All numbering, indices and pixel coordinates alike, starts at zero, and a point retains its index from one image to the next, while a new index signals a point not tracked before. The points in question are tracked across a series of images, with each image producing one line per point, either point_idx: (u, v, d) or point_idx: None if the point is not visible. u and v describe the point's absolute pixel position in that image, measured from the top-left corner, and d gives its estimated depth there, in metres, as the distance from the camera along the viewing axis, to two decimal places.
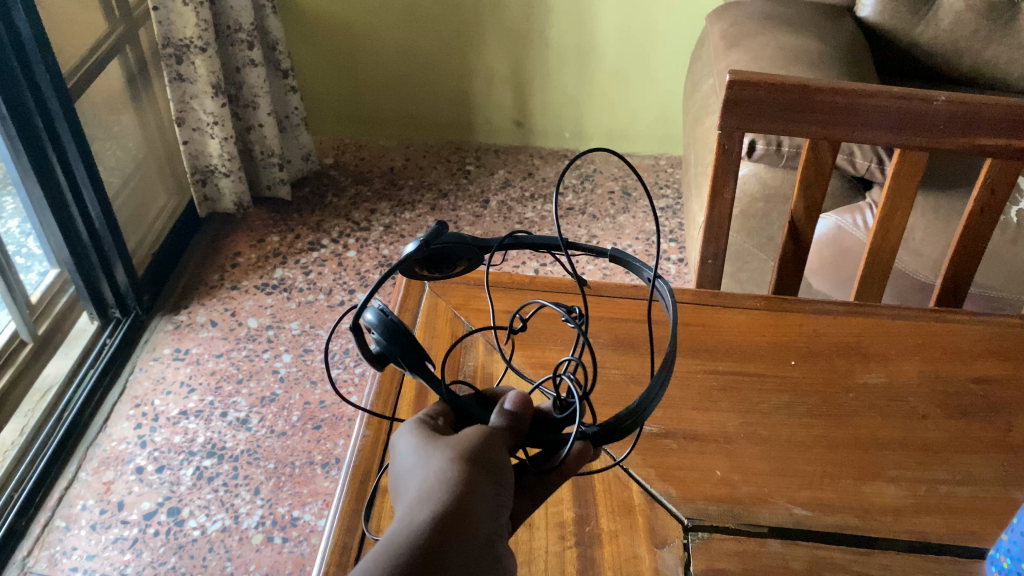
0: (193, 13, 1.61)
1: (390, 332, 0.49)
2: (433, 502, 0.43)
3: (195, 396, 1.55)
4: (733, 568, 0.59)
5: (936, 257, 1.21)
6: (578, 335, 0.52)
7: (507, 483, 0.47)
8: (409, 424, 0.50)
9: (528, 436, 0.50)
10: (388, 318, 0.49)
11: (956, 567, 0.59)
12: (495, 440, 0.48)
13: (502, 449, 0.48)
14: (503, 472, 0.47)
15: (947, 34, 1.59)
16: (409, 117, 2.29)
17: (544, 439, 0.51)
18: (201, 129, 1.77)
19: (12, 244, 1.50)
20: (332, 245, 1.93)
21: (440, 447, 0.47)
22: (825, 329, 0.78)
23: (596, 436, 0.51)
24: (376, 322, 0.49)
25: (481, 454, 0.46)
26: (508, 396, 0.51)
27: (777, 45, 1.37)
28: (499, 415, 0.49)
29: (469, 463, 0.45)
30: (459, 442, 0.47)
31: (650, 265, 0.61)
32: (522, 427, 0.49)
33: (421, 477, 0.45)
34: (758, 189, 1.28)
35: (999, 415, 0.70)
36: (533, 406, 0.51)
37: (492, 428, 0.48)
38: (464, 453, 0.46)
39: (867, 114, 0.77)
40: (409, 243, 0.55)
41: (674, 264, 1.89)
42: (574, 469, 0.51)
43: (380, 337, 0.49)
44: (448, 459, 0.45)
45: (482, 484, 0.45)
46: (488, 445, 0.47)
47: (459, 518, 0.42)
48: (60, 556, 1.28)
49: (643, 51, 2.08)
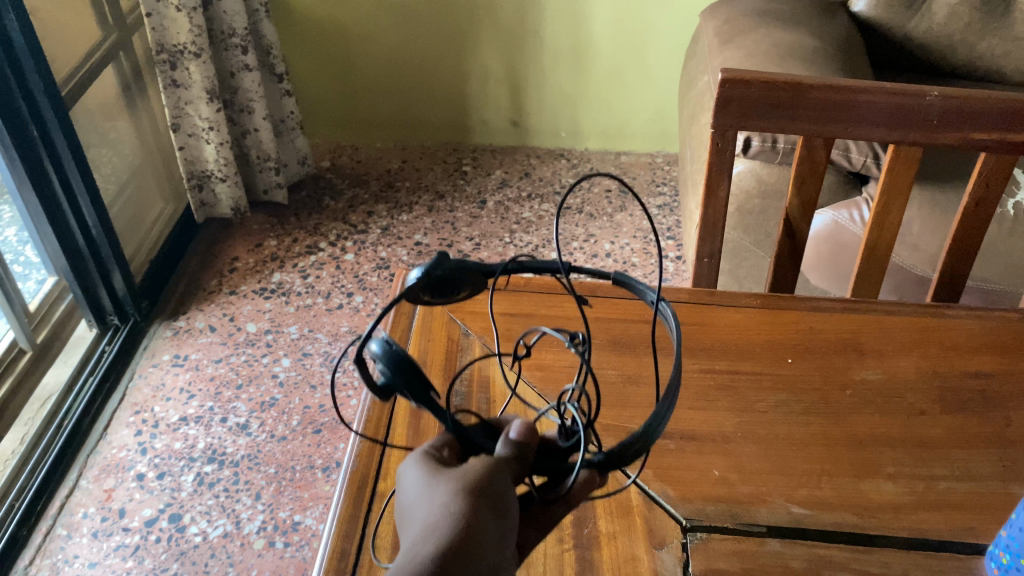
0: (186, 19, 1.60)
1: (396, 362, 0.46)
2: (435, 539, 0.43)
3: (195, 401, 1.55)
4: (732, 568, 0.59)
5: (933, 251, 1.21)
6: (580, 363, 0.51)
7: (513, 510, 0.46)
8: (413, 456, 0.48)
9: (534, 466, 0.49)
10: (394, 347, 0.47)
11: (956, 563, 0.59)
12: (500, 469, 0.47)
13: (507, 479, 0.46)
14: (508, 501, 0.46)
15: (941, 27, 1.59)
16: (405, 119, 2.29)
17: (550, 467, 0.50)
18: (196, 134, 1.77)
19: (10, 252, 1.51)
20: (329, 248, 1.93)
21: (444, 479, 0.46)
22: (821, 326, 0.78)
23: (602, 465, 0.50)
24: (379, 353, 0.47)
25: (486, 486, 0.45)
26: (513, 424, 0.49)
27: (770, 42, 1.37)
28: (504, 445, 0.48)
29: (474, 495, 0.44)
30: (464, 473, 0.46)
31: (654, 287, 0.58)
32: (527, 457, 0.48)
33: (426, 510, 0.45)
34: (753, 185, 1.28)
35: (997, 410, 0.70)
36: (537, 436, 0.49)
37: (496, 459, 0.47)
38: (468, 485, 0.45)
39: (860, 111, 0.77)
40: (413, 271, 0.53)
41: (671, 261, 1.89)
42: (580, 498, 0.50)
43: (385, 369, 0.47)
44: (451, 493, 0.45)
45: (486, 516, 0.44)
46: (493, 475, 0.46)
47: (464, 553, 0.42)
48: (61, 564, 1.28)
49: (638, 50, 2.08)
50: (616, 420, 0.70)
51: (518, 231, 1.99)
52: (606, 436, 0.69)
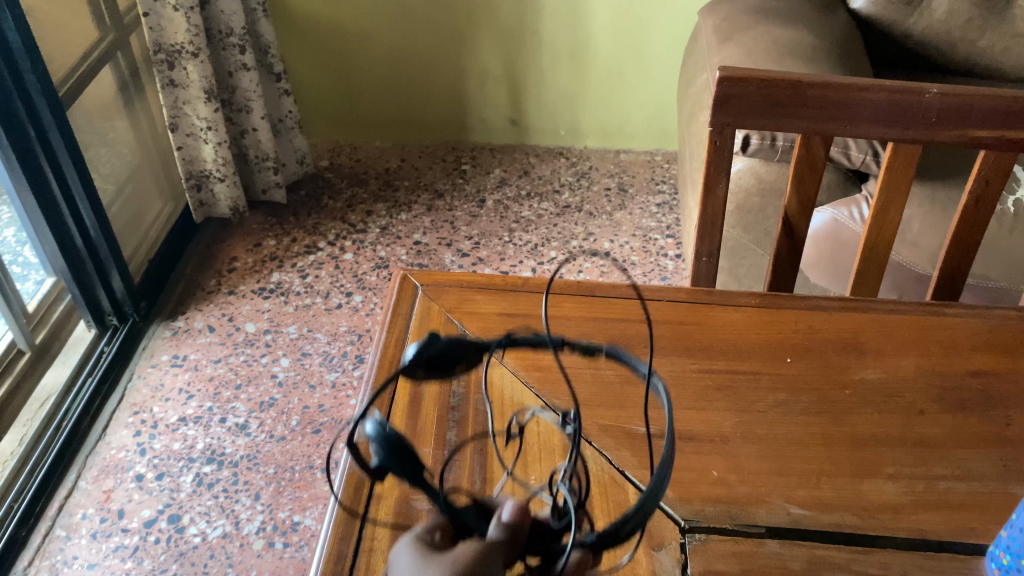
0: (184, 19, 1.60)
1: (387, 442, 0.48)
2: None
3: (194, 402, 1.55)
4: (730, 570, 0.58)
5: (933, 249, 1.20)
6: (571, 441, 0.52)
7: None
8: (404, 540, 0.46)
9: (525, 546, 0.48)
10: (385, 427, 0.48)
11: (956, 564, 0.59)
12: (492, 553, 0.45)
13: (499, 564, 0.45)
14: None
15: (941, 24, 1.58)
16: (404, 117, 2.28)
17: (540, 550, 0.49)
18: (194, 134, 1.77)
19: (7, 253, 1.51)
20: (328, 247, 1.93)
21: (435, 565, 0.44)
22: (820, 325, 0.78)
23: (594, 545, 0.48)
24: (373, 433, 0.48)
25: (479, 571, 0.43)
26: (506, 504, 0.48)
27: (769, 39, 1.37)
28: (496, 526, 0.47)
29: None
30: (454, 558, 0.44)
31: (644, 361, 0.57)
32: (520, 537, 0.47)
33: None
34: (753, 183, 1.27)
35: (997, 409, 0.70)
36: (529, 514, 0.48)
37: (488, 543, 0.45)
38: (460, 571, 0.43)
39: (859, 109, 0.77)
40: (407, 351, 0.55)
41: (671, 260, 1.89)
42: None
43: (377, 450, 0.48)
44: None
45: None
46: (484, 560, 0.44)
47: None
48: (60, 565, 1.27)
49: (637, 48, 2.07)
50: (615, 421, 0.70)
51: (518, 230, 1.99)
52: (604, 437, 0.69)
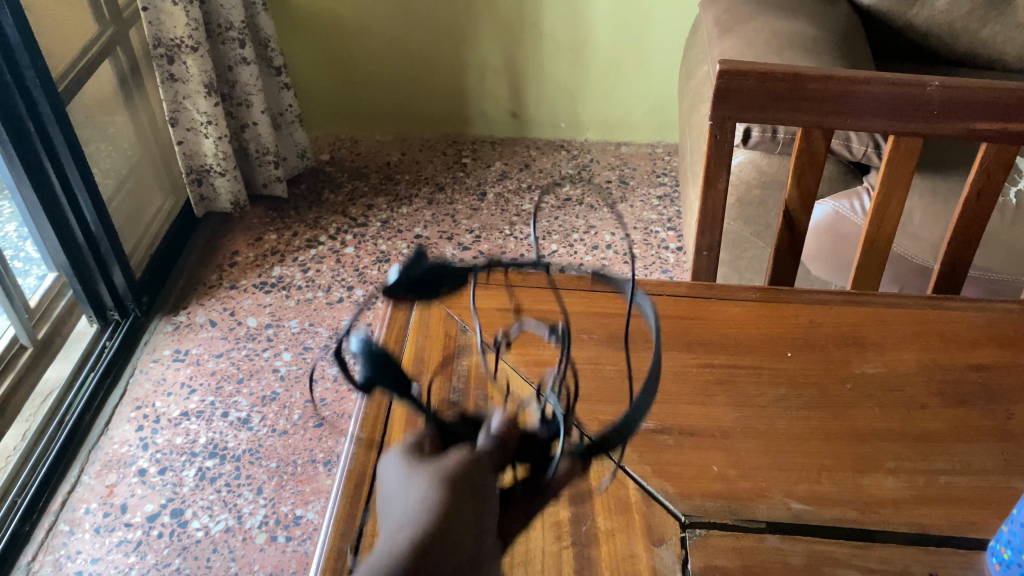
0: (183, 13, 1.59)
1: (368, 351, 0.52)
2: (412, 526, 0.41)
3: (195, 396, 1.55)
4: (731, 565, 0.58)
5: (935, 241, 1.20)
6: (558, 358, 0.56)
7: (491, 499, 0.46)
8: (396, 453, 0.48)
9: (515, 454, 0.50)
10: (368, 343, 0.52)
11: (957, 558, 0.59)
12: (478, 458, 0.47)
13: (488, 471, 0.47)
14: (487, 491, 0.46)
15: (943, 15, 1.57)
16: (404, 111, 2.28)
17: (529, 455, 0.52)
18: (194, 129, 1.76)
19: (10, 248, 1.50)
20: (329, 242, 1.93)
21: (423, 471, 0.45)
22: (820, 319, 0.78)
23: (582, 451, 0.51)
24: (358, 350, 0.52)
25: (467, 476, 0.45)
26: (495, 419, 0.50)
27: (770, 31, 1.36)
28: (485, 437, 0.49)
29: (453, 486, 0.44)
30: (444, 467, 0.45)
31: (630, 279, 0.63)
32: (509, 449, 0.49)
33: (402, 502, 0.44)
34: (754, 176, 1.27)
35: (998, 403, 0.70)
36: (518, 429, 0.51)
37: (478, 451, 0.48)
38: (448, 477, 0.44)
39: (861, 102, 0.76)
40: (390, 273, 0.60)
41: (673, 253, 1.89)
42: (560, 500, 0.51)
43: (363, 367, 0.52)
44: (430, 484, 0.44)
45: (465, 508, 0.43)
46: (473, 469, 0.46)
47: (442, 541, 0.40)
48: (64, 560, 1.28)
49: (638, 40, 2.06)
50: (616, 416, 0.70)
51: (519, 223, 1.99)
52: (604, 432, 0.68)
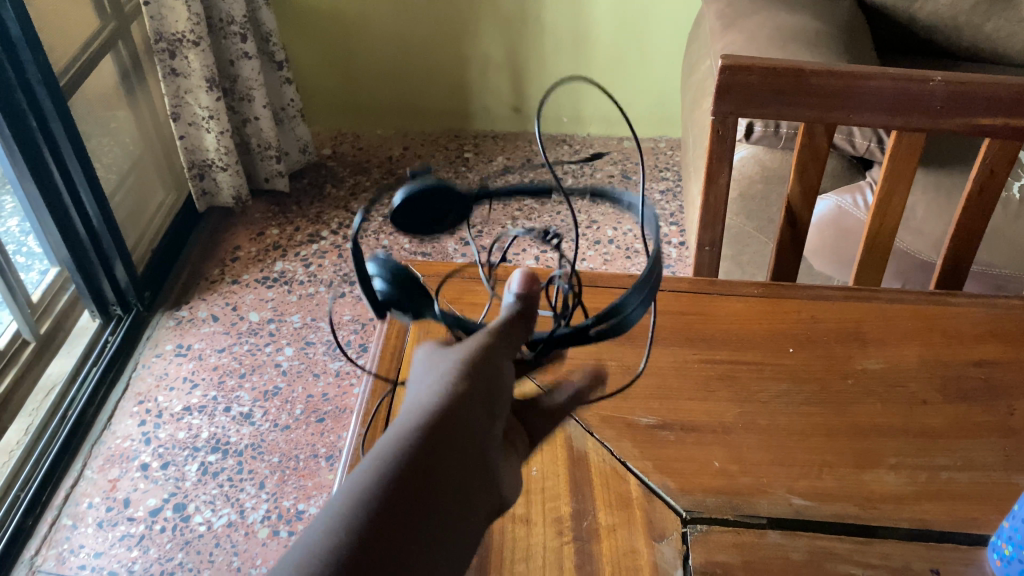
0: (184, 7, 1.59)
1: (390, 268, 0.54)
2: (427, 407, 0.39)
3: (198, 391, 1.55)
4: (731, 561, 0.59)
5: (937, 236, 1.20)
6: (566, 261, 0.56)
7: (503, 403, 0.43)
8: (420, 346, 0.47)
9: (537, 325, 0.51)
10: (387, 260, 0.55)
11: (958, 554, 0.59)
12: (498, 351, 0.45)
13: (506, 359, 0.45)
14: (504, 387, 0.44)
15: (946, 8, 1.57)
16: (406, 105, 2.28)
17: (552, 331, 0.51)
18: (196, 123, 1.76)
19: (12, 243, 1.50)
20: (331, 236, 1.93)
21: (443, 358, 0.44)
22: (822, 315, 0.78)
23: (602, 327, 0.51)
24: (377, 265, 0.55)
25: (485, 364, 0.44)
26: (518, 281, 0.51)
27: (773, 25, 1.36)
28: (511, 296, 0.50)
29: (471, 372, 0.42)
30: (463, 351, 0.44)
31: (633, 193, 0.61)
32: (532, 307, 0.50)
33: (419, 385, 0.42)
34: (756, 170, 1.26)
35: (1000, 398, 0.70)
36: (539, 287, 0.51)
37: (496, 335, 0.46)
38: (466, 363, 0.43)
39: (863, 97, 0.76)
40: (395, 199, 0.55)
41: (675, 248, 1.88)
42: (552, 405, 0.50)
43: (382, 280, 0.54)
44: (448, 368, 0.42)
45: (475, 407, 0.41)
46: (491, 357, 0.44)
47: (454, 422, 0.39)
48: (67, 554, 1.28)
49: (640, 35, 2.06)
50: (618, 412, 0.70)
51: (521, 218, 1.99)
52: (605, 428, 0.68)
